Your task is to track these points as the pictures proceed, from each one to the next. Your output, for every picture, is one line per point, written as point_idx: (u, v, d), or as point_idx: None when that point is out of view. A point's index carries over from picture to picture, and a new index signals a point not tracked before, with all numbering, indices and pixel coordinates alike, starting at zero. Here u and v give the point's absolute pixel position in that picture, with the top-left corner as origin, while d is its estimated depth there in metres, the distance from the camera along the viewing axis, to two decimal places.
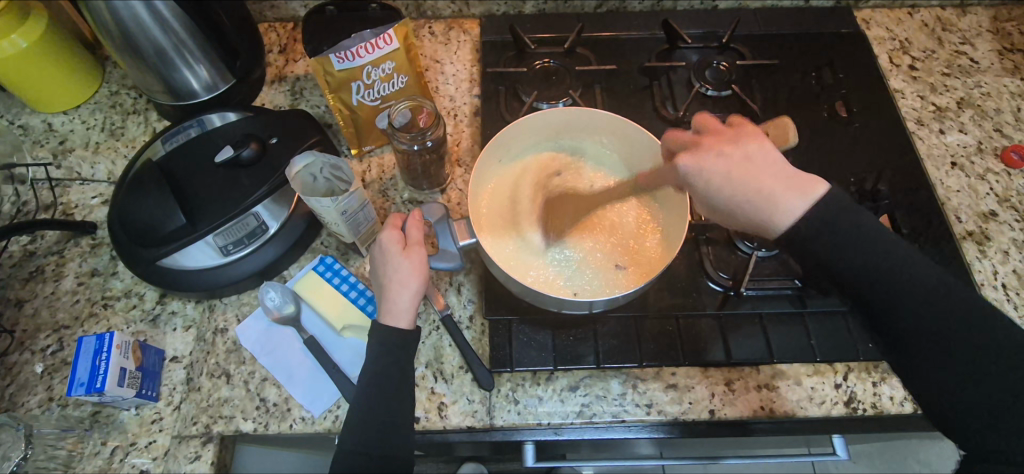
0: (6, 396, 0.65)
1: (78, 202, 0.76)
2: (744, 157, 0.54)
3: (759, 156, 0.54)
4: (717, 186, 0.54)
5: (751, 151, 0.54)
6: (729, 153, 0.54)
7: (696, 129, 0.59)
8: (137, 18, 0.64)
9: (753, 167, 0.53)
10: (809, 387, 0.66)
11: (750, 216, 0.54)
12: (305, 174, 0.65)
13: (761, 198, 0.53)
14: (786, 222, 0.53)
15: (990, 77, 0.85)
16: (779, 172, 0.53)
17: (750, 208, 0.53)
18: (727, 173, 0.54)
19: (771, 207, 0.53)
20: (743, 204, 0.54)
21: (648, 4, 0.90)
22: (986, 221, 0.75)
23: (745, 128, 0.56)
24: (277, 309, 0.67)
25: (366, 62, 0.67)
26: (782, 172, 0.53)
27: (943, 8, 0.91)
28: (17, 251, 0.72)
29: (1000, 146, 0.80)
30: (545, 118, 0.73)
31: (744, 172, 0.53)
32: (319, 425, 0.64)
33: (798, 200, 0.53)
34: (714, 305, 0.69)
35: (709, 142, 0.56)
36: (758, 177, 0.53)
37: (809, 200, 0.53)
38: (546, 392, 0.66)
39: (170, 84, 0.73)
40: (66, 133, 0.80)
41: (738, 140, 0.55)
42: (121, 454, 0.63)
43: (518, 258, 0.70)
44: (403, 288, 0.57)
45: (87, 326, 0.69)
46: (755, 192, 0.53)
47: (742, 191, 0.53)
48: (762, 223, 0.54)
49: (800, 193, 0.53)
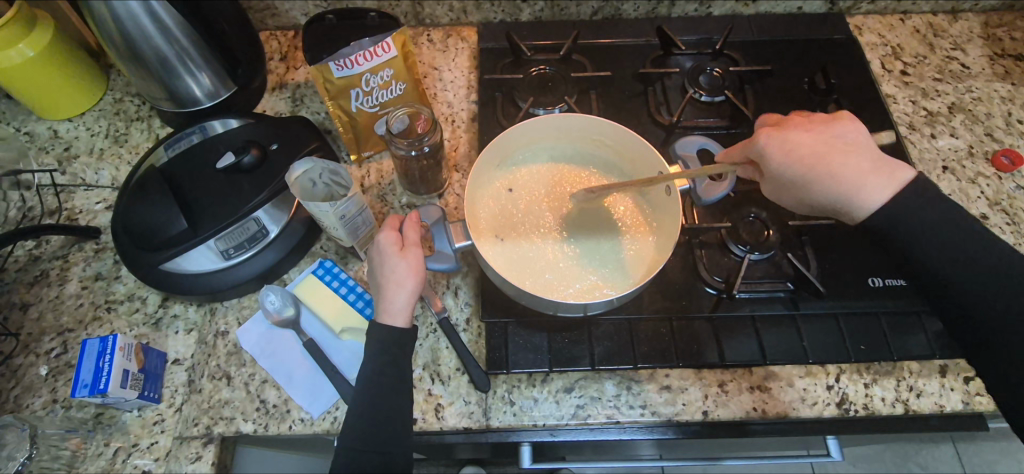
0: (11, 398, 0.66)
1: (82, 207, 0.77)
2: (829, 139, 0.63)
3: (828, 141, 0.63)
4: (789, 163, 0.63)
5: (841, 135, 0.63)
6: (813, 128, 0.64)
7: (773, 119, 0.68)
8: (141, 28, 0.66)
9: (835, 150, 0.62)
10: (801, 389, 0.67)
11: (840, 198, 0.62)
12: (304, 179, 0.66)
13: (845, 181, 0.61)
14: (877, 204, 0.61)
15: (982, 82, 0.86)
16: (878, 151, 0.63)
17: (835, 190, 0.62)
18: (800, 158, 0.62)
19: (850, 188, 0.61)
20: (821, 181, 0.62)
21: (642, 11, 0.91)
22: (977, 224, 0.76)
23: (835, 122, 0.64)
24: (277, 312, 0.68)
25: (364, 70, 0.68)
26: (873, 157, 0.62)
27: (935, 14, 0.92)
28: (23, 256, 0.74)
29: (991, 150, 0.81)
30: (539, 125, 0.74)
31: (821, 150, 0.62)
32: (317, 426, 0.65)
33: (882, 187, 0.61)
34: (707, 307, 0.70)
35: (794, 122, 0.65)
36: (839, 164, 0.61)
37: (896, 186, 0.61)
38: (541, 394, 0.67)
39: (172, 91, 0.74)
40: (71, 140, 0.81)
41: (828, 123, 0.64)
42: (124, 455, 0.64)
43: (513, 261, 0.71)
44: (399, 289, 0.58)
45: (90, 329, 0.70)
46: (837, 179, 0.61)
47: (814, 170, 0.62)
48: (843, 206, 0.63)
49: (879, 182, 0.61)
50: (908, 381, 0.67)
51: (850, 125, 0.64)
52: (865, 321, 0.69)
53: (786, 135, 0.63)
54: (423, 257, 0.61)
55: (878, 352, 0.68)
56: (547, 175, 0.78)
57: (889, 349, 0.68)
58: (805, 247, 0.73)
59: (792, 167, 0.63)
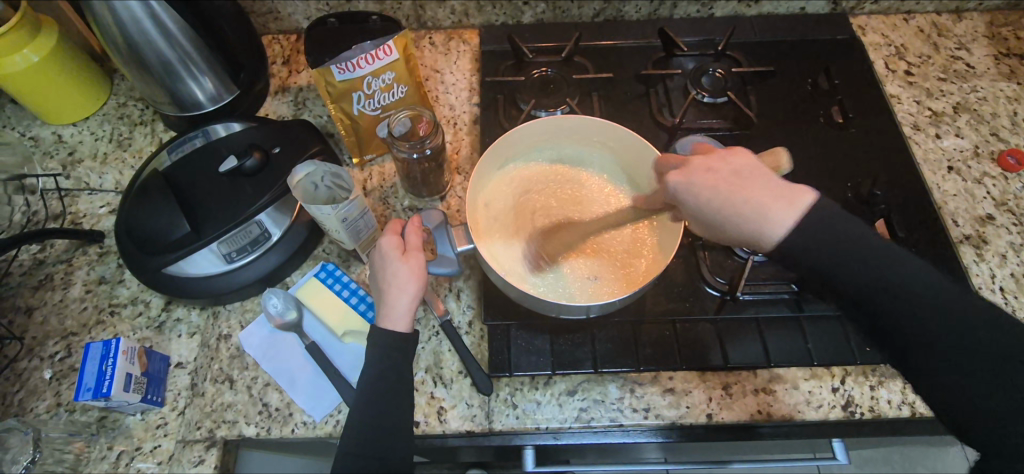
0: (15, 401, 0.67)
1: (86, 211, 0.78)
2: (733, 174, 0.54)
3: (748, 170, 0.54)
4: (709, 200, 0.54)
5: (739, 167, 0.55)
6: (718, 168, 0.55)
7: (673, 157, 0.61)
8: (144, 32, 0.66)
9: (743, 183, 0.54)
10: (806, 391, 0.67)
11: (746, 232, 0.53)
12: (307, 182, 0.64)
13: (745, 209, 0.53)
14: (781, 233, 0.52)
15: (987, 82, 0.85)
16: (777, 175, 0.55)
17: (737, 222, 0.53)
18: (716, 187, 0.54)
19: (760, 218, 0.52)
20: (730, 216, 0.54)
21: (644, 13, 0.91)
22: (983, 224, 0.75)
23: (725, 145, 0.58)
24: (279, 316, 0.69)
25: (366, 73, 0.69)
26: (771, 185, 0.53)
27: (939, 13, 0.92)
28: (27, 260, 0.74)
29: (997, 150, 0.80)
30: (543, 127, 0.74)
31: (736, 183, 0.53)
32: (320, 429, 0.65)
33: (784, 211, 0.52)
34: (711, 309, 0.69)
35: (696, 160, 0.56)
36: (745, 193, 0.53)
37: (798, 209, 0.52)
38: (544, 396, 0.66)
39: (176, 95, 0.74)
40: (75, 144, 0.82)
41: (729, 156, 0.55)
42: (127, 458, 0.64)
43: (512, 262, 0.71)
44: (401, 292, 0.58)
45: (94, 333, 0.70)
46: (742, 206, 0.53)
47: (730, 206, 0.53)
48: (754, 236, 0.53)
49: (785, 198, 0.53)
50: None
51: (750, 154, 0.56)
52: None
53: (693, 177, 0.55)
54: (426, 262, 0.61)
55: None
56: (550, 178, 0.78)
57: None
58: None
59: (718, 201, 0.54)
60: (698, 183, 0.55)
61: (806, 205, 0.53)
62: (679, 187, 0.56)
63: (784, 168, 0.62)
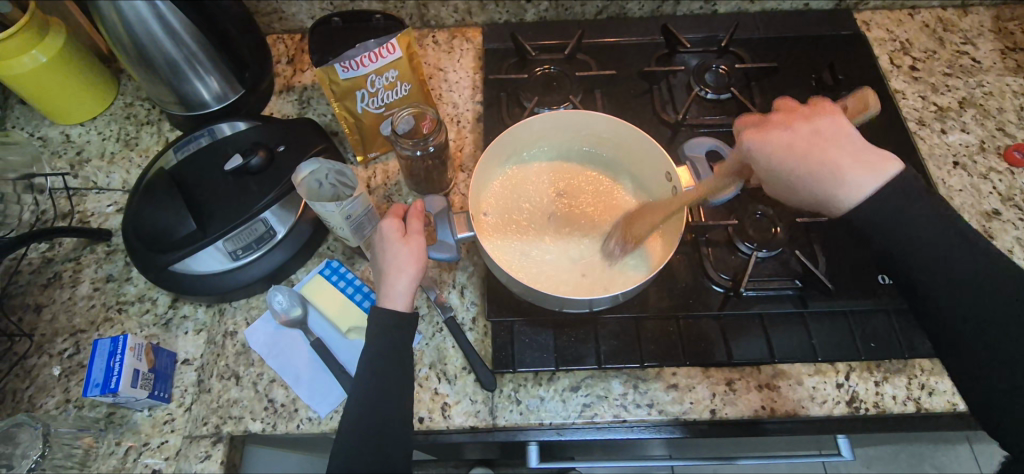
0: (25, 397, 0.67)
1: (94, 210, 0.78)
2: (812, 133, 0.56)
3: (830, 134, 0.56)
4: (784, 160, 0.56)
5: (822, 129, 0.56)
6: (800, 126, 0.57)
7: (752, 118, 0.62)
8: (149, 32, 0.66)
9: (824, 143, 0.55)
10: (810, 387, 0.66)
11: (816, 192, 0.56)
12: (311, 180, 0.66)
13: (823, 172, 0.55)
14: (855, 198, 0.54)
15: (992, 77, 0.85)
16: (867, 144, 0.56)
17: (813, 179, 0.55)
18: (791, 145, 0.56)
19: (834, 180, 0.54)
20: (810, 177, 0.55)
21: (647, 10, 0.91)
22: (989, 219, 0.75)
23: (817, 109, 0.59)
24: (284, 312, 0.69)
25: (369, 71, 0.69)
26: (852, 148, 0.55)
27: (944, 8, 0.91)
28: (36, 258, 0.75)
29: (1003, 145, 0.80)
30: (548, 123, 0.74)
31: (818, 141, 0.56)
32: (325, 425, 0.65)
33: (866, 177, 0.54)
34: (715, 305, 0.69)
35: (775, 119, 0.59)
36: (834, 154, 0.55)
37: (883, 178, 0.54)
38: (547, 392, 0.66)
39: (181, 94, 0.75)
40: (83, 144, 0.83)
41: (813, 119, 0.57)
42: (135, 454, 0.65)
43: (518, 258, 0.71)
44: (400, 274, 0.58)
45: (102, 330, 0.71)
46: (823, 165, 0.55)
47: (808, 162, 0.55)
48: (827, 197, 0.55)
49: (866, 165, 0.54)
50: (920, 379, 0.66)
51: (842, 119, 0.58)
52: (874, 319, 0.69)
53: (767, 136, 0.58)
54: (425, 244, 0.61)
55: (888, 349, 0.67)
56: (554, 174, 0.79)
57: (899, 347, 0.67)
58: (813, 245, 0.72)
59: (792, 161, 0.56)
60: (774, 144, 0.57)
61: (892, 174, 0.54)
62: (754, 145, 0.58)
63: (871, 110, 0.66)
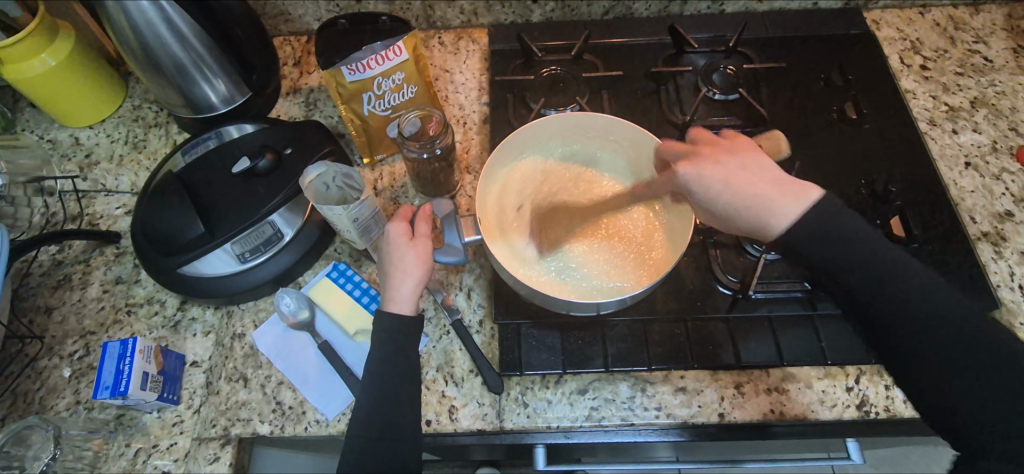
0: (36, 399, 0.68)
1: (103, 212, 0.79)
2: (739, 168, 0.57)
3: (752, 165, 0.57)
4: (719, 192, 0.56)
5: (745, 161, 0.57)
6: (724, 157, 0.57)
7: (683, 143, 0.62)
8: (158, 35, 0.67)
9: (752, 177, 0.56)
10: (820, 391, 0.66)
11: (752, 223, 0.56)
12: (318, 183, 0.65)
13: (759, 204, 0.55)
14: (784, 226, 0.55)
15: (1005, 76, 0.84)
16: (781, 170, 0.57)
17: (747, 209, 0.56)
18: (726, 180, 0.56)
19: (765, 211, 0.55)
20: (749, 209, 0.56)
21: (655, 10, 0.90)
22: (1002, 221, 0.74)
23: (737, 142, 0.60)
24: (292, 315, 0.69)
25: (376, 73, 0.69)
26: (777, 178, 0.56)
27: (955, 7, 0.90)
28: (46, 260, 0.76)
29: (1016, 145, 0.79)
30: (553, 125, 0.74)
31: (745, 178, 0.56)
32: (333, 427, 0.66)
33: (791, 204, 0.55)
34: (724, 307, 0.69)
35: (702, 152, 0.59)
36: (755, 184, 0.55)
37: (805, 205, 0.55)
38: (555, 395, 0.66)
39: (189, 97, 0.75)
40: (92, 146, 0.83)
41: (735, 150, 0.58)
42: (144, 455, 0.65)
43: (522, 258, 0.71)
44: (405, 278, 0.58)
45: (111, 332, 0.71)
46: (749, 199, 0.55)
47: (742, 196, 0.55)
48: (759, 227, 0.56)
49: (789, 194, 0.55)
50: None
51: (757, 150, 0.58)
52: None
53: (700, 168, 0.57)
54: (432, 248, 0.61)
55: None
56: (555, 175, 0.78)
57: None
58: None
59: (728, 193, 0.56)
60: (707, 174, 0.57)
61: (815, 199, 0.55)
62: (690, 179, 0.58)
63: (784, 153, 0.64)
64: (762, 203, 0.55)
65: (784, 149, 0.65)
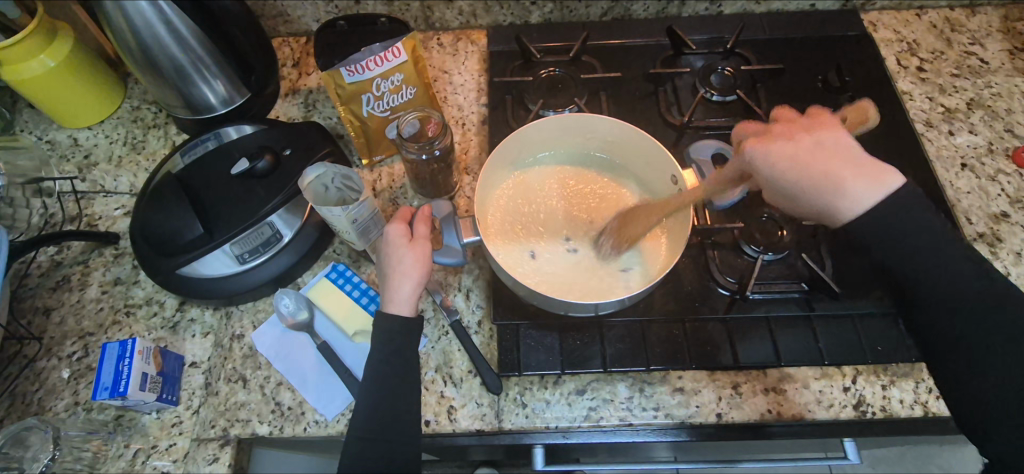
0: (35, 400, 0.68)
1: (102, 213, 0.79)
2: (816, 145, 0.52)
3: (833, 145, 0.53)
4: (786, 171, 0.52)
5: (825, 142, 0.53)
6: (799, 137, 0.53)
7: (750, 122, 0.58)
8: (157, 37, 0.67)
9: (830, 156, 0.52)
10: (817, 391, 0.66)
11: (820, 203, 0.53)
12: (317, 185, 0.66)
13: (829, 183, 0.52)
14: (854, 211, 0.52)
15: (1001, 78, 0.84)
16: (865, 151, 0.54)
17: (816, 189, 0.52)
18: (796, 160, 0.52)
19: (836, 192, 0.52)
20: (810, 189, 0.52)
21: (653, 11, 0.90)
22: (998, 222, 0.74)
23: (819, 121, 0.55)
24: (291, 316, 0.70)
25: (375, 75, 0.69)
26: (860, 159, 0.53)
27: (952, 9, 0.91)
28: (45, 261, 0.76)
29: (1012, 146, 0.79)
30: (548, 128, 0.74)
31: (822, 157, 0.52)
32: (332, 428, 0.66)
33: (867, 188, 0.52)
34: (721, 308, 0.69)
35: (778, 130, 0.55)
36: (834, 163, 0.52)
37: (885, 191, 0.52)
38: (553, 396, 0.67)
39: (188, 98, 0.75)
40: (90, 147, 0.83)
41: (817, 127, 0.54)
42: (144, 456, 0.66)
43: (526, 264, 0.71)
44: (405, 278, 0.58)
45: (110, 333, 0.72)
46: (824, 179, 0.52)
47: (810, 175, 0.52)
48: (828, 210, 0.53)
49: (869, 177, 0.52)
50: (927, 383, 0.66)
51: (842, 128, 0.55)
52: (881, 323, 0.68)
53: (772, 146, 0.53)
54: (431, 250, 0.61)
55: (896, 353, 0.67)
56: (553, 177, 0.78)
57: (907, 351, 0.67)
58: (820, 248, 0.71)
59: (795, 171, 0.52)
60: (778, 153, 0.52)
61: (896, 187, 0.53)
62: (755, 155, 0.54)
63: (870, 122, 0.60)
64: (840, 184, 0.52)
65: (871, 119, 0.61)
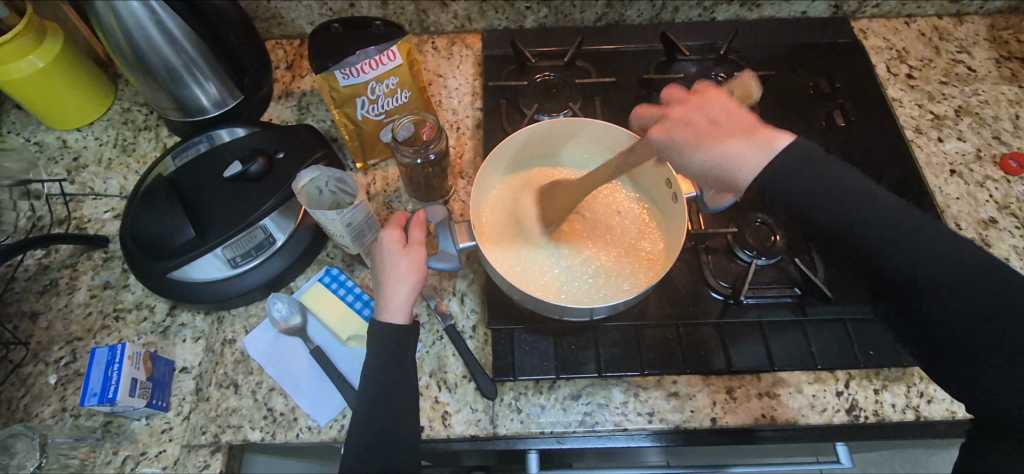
0: (20, 406, 0.67)
1: (91, 216, 0.78)
2: (709, 124, 0.56)
3: (724, 117, 0.56)
4: (690, 151, 0.56)
5: (715, 115, 0.57)
6: (696, 120, 0.57)
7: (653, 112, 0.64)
8: (150, 38, 0.66)
9: (718, 130, 0.56)
10: (810, 395, 0.67)
11: (719, 174, 0.56)
12: (311, 187, 0.66)
13: (720, 156, 0.55)
14: (751, 176, 0.55)
15: (988, 85, 0.86)
16: (754, 120, 0.56)
17: (720, 167, 0.56)
18: (695, 140, 0.56)
19: (730, 162, 0.55)
20: (711, 167, 0.56)
21: (646, 17, 0.91)
22: (986, 227, 0.75)
23: (703, 96, 0.59)
24: (283, 321, 0.69)
25: (369, 78, 0.69)
26: (744, 128, 0.55)
27: (940, 17, 0.92)
28: (32, 265, 0.74)
29: (999, 153, 0.81)
30: (547, 132, 0.74)
31: (710, 134, 0.56)
32: (325, 434, 0.65)
33: (754, 152, 0.54)
34: (715, 313, 0.69)
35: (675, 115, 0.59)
36: (720, 138, 0.55)
37: (772, 153, 0.54)
38: (548, 401, 0.66)
39: (180, 101, 0.75)
40: (80, 149, 0.82)
41: (702, 105, 0.58)
42: (133, 463, 0.65)
43: (538, 279, 0.70)
44: (399, 285, 0.58)
45: (99, 338, 0.70)
46: (716, 151, 0.55)
47: (714, 150, 0.55)
48: (729, 180, 0.56)
49: (756, 143, 0.55)
50: (919, 387, 0.67)
51: (729, 104, 0.57)
52: (873, 327, 0.69)
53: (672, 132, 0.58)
54: (427, 255, 0.61)
55: (887, 357, 0.67)
56: (551, 182, 0.79)
57: (898, 354, 0.67)
58: (812, 253, 0.72)
59: (703, 154, 0.56)
60: (684, 139, 0.57)
61: (781, 147, 0.54)
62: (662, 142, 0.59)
63: (753, 95, 0.65)
64: (722, 157, 0.55)
65: (754, 91, 0.66)
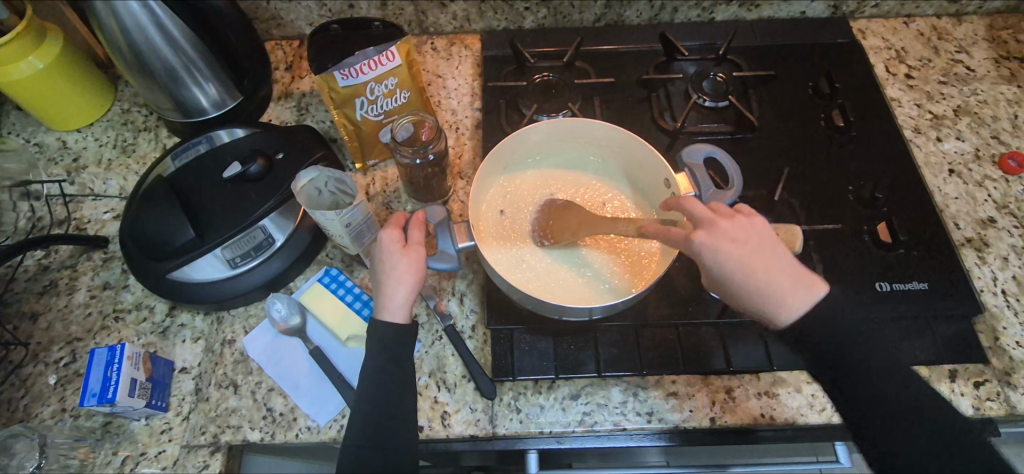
0: (20, 407, 0.67)
1: (91, 217, 0.78)
2: (755, 250, 0.59)
3: (765, 243, 0.59)
4: (733, 269, 0.58)
5: (760, 240, 0.59)
6: (742, 237, 0.59)
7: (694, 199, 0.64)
8: (149, 39, 0.66)
9: (765, 259, 0.58)
10: (809, 395, 0.67)
11: (755, 299, 0.59)
12: (310, 188, 0.66)
13: (768, 297, 0.58)
14: (788, 320, 0.59)
15: (987, 85, 0.86)
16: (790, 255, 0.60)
17: (760, 296, 0.58)
18: (741, 262, 0.58)
19: (774, 301, 0.58)
20: (752, 296, 0.58)
21: (645, 17, 0.91)
22: (985, 227, 0.75)
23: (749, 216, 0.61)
24: (283, 321, 0.69)
25: (369, 78, 0.69)
26: (789, 270, 0.59)
27: (939, 17, 0.92)
28: (32, 266, 0.74)
29: (998, 153, 0.81)
30: (545, 131, 0.74)
31: (756, 258, 0.58)
32: (324, 434, 0.65)
33: (801, 298, 0.58)
34: (714, 313, 0.69)
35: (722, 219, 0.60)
36: (767, 267, 0.58)
37: (813, 299, 0.58)
38: (547, 401, 0.66)
39: (180, 102, 0.75)
40: (79, 150, 0.82)
41: (749, 224, 0.60)
42: (132, 464, 0.65)
43: (547, 283, 0.70)
44: (399, 286, 0.58)
45: (99, 338, 0.71)
46: (761, 283, 0.58)
47: (756, 274, 0.58)
48: (767, 316, 0.59)
49: (801, 285, 0.58)
50: None
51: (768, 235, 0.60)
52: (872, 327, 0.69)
53: (718, 241, 0.59)
54: (426, 256, 0.61)
55: None
56: (549, 181, 0.78)
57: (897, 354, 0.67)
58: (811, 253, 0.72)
59: (741, 269, 0.58)
60: (728, 251, 0.58)
61: (821, 298, 0.59)
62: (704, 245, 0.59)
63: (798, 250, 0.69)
64: (767, 288, 0.58)
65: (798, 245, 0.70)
